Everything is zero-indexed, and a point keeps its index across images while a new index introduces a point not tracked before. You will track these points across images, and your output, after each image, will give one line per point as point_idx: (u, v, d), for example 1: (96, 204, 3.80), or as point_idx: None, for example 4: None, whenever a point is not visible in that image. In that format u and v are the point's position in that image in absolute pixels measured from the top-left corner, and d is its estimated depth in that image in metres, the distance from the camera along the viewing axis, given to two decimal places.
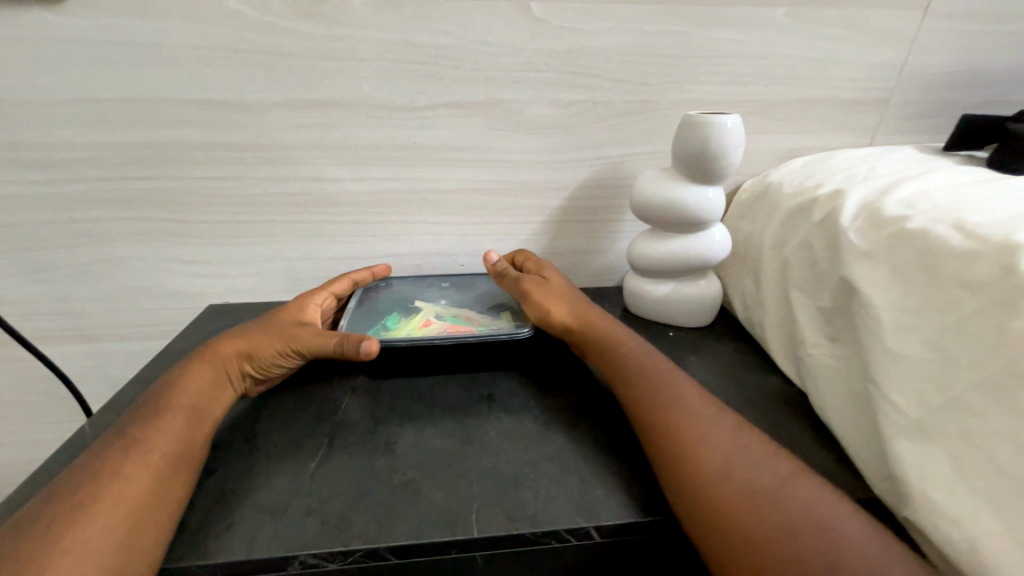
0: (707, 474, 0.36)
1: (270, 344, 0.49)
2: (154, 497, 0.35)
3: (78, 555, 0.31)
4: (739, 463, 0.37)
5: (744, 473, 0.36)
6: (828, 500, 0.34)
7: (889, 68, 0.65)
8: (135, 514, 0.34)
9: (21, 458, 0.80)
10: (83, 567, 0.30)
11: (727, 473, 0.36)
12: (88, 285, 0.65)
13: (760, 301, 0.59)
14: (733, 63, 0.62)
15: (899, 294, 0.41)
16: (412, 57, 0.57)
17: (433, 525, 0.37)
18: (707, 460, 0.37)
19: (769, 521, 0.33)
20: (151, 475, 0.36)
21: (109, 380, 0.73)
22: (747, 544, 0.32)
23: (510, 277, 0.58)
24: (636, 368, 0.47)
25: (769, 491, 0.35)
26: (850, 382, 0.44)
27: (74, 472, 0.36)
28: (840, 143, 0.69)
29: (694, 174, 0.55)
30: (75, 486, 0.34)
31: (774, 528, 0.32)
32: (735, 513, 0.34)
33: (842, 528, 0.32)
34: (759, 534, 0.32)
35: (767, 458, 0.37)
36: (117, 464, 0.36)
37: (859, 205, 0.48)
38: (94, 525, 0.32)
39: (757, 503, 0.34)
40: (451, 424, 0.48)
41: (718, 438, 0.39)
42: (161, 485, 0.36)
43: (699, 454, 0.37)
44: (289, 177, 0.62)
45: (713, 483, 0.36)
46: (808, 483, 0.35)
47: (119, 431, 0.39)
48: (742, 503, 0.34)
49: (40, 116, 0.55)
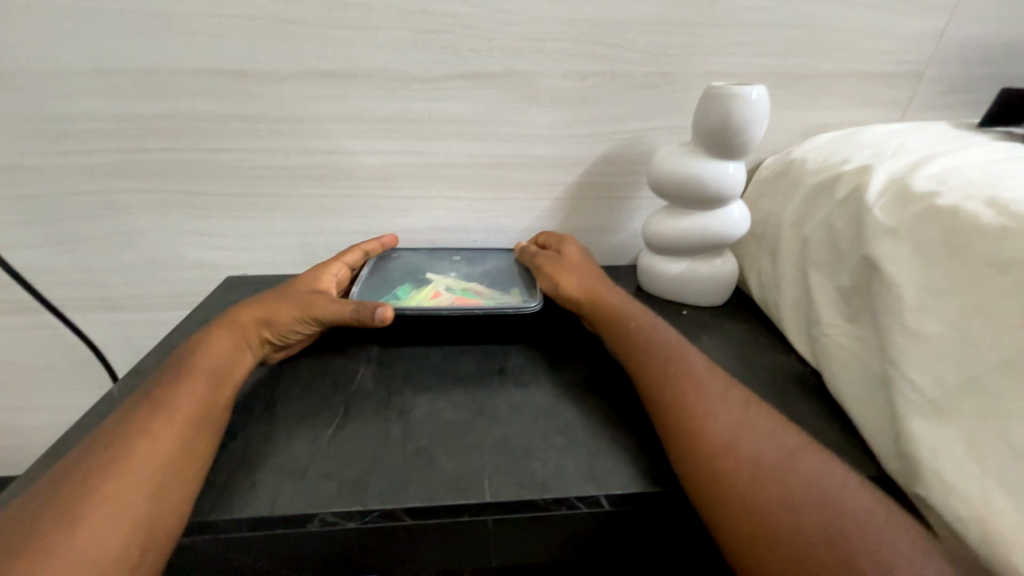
0: (715, 447, 0.36)
1: (286, 310, 0.50)
2: (182, 456, 0.37)
3: (110, 507, 0.32)
4: (747, 436, 0.37)
5: (751, 444, 0.36)
6: (837, 473, 0.34)
7: (925, 39, 0.62)
8: (162, 471, 0.35)
9: (54, 420, 0.83)
10: (117, 518, 0.32)
11: (735, 446, 0.36)
12: (112, 255, 0.67)
13: (776, 281, 0.58)
14: (759, 33, 0.60)
15: (923, 272, 0.40)
16: (427, 27, 0.56)
17: (445, 490, 0.38)
18: (715, 433, 0.37)
19: (776, 492, 0.33)
20: (177, 435, 0.38)
21: (134, 348, 0.75)
22: (753, 515, 0.33)
23: (527, 254, 0.62)
24: (645, 342, 0.47)
25: (777, 463, 0.35)
26: (866, 362, 0.44)
27: (106, 430, 0.38)
28: (867, 119, 0.67)
29: (714, 148, 0.54)
30: (107, 443, 0.36)
31: (780, 498, 0.33)
32: (741, 484, 0.34)
33: (849, 498, 0.32)
34: (765, 505, 0.33)
35: (776, 431, 0.37)
36: (144, 424, 0.38)
37: (886, 181, 0.47)
38: (124, 480, 0.34)
39: (764, 475, 0.34)
40: (463, 395, 0.49)
41: (727, 412, 0.39)
42: (186, 445, 0.37)
43: (707, 427, 0.38)
44: (304, 150, 0.62)
45: (720, 456, 0.36)
46: (817, 456, 0.35)
47: (147, 392, 0.41)
48: (750, 475, 0.34)
49: (61, 87, 0.56)
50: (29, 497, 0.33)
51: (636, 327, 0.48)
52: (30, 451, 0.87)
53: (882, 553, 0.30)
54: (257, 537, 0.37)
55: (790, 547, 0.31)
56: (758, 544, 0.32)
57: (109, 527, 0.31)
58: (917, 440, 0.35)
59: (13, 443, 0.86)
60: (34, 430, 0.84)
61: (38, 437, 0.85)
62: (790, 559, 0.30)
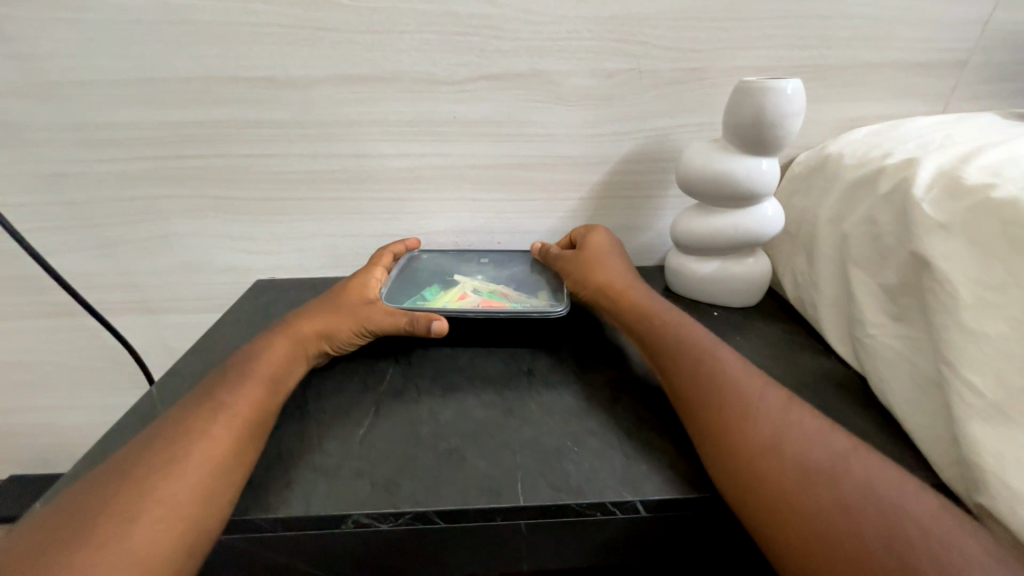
0: (759, 450, 0.35)
1: (345, 323, 0.51)
2: (232, 456, 0.37)
3: (163, 506, 0.33)
4: (794, 437, 0.35)
5: (798, 445, 0.35)
6: (894, 477, 0.32)
7: (970, 25, 0.59)
8: (214, 473, 0.35)
9: (92, 420, 0.86)
10: (167, 514, 0.32)
11: (781, 449, 0.35)
12: (148, 259, 0.69)
13: (813, 280, 0.56)
14: (791, 25, 0.58)
15: (978, 267, 0.38)
16: (453, 28, 0.56)
17: (478, 491, 0.38)
18: (758, 435, 0.36)
19: (829, 497, 0.31)
20: (230, 435, 0.38)
21: (169, 349, 0.78)
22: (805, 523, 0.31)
23: (555, 257, 0.61)
24: (685, 342, 0.45)
25: (827, 466, 0.33)
26: (917, 364, 0.41)
27: (163, 424, 0.39)
28: (905, 112, 0.64)
29: (747, 144, 0.52)
30: (167, 436, 0.37)
31: (831, 503, 0.31)
32: (788, 489, 0.33)
33: (909, 503, 0.30)
34: (816, 510, 0.31)
35: (823, 432, 0.35)
36: (199, 421, 0.38)
37: (934, 174, 0.45)
38: (178, 481, 0.34)
39: (813, 480, 0.33)
40: (492, 396, 0.48)
41: (770, 411, 0.37)
42: (237, 445, 0.38)
43: (750, 429, 0.36)
44: (332, 154, 0.63)
45: (764, 458, 0.34)
46: (868, 457, 0.34)
47: (204, 389, 0.42)
48: (797, 479, 0.33)
49: (104, 96, 0.58)
50: (80, 493, 0.33)
51: (676, 329, 0.46)
52: (70, 450, 0.90)
53: (951, 565, 0.27)
54: (290, 537, 0.37)
55: (848, 557, 0.29)
56: (811, 554, 0.30)
57: (158, 522, 0.32)
58: (979, 447, 0.33)
59: (54, 442, 0.89)
60: (73, 429, 0.87)
61: (77, 437, 0.88)
62: (849, 570, 0.29)
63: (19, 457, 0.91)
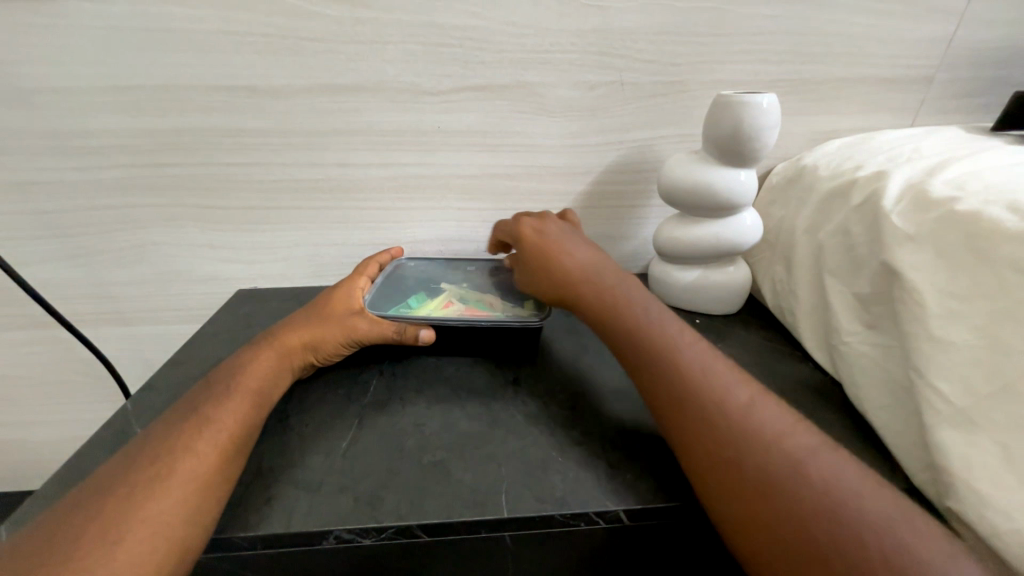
0: (726, 452, 0.35)
1: (332, 334, 0.50)
2: (218, 473, 0.36)
3: (149, 527, 0.32)
4: (759, 438, 0.35)
5: (763, 447, 0.35)
6: (854, 472, 0.33)
7: (936, 42, 0.62)
8: (201, 492, 0.35)
9: (63, 436, 0.84)
10: (152, 535, 0.32)
11: (745, 451, 0.35)
12: (125, 269, 0.68)
13: (791, 289, 0.57)
14: (768, 40, 0.60)
15: (946, 277, 0.39)
16: (438, 40, 0.57)
17: (464, 504, 0.38)
18: (729, 428, 0.36)
19: (792, 503, 0.32)
20: (216, 451, 0.37)
21: (145, 361, 0.76)
22: (767, 528, 0.32)
23: (516, 273, 0.58)
24: (653, 338, 0.43)
25: (791, 469, 0.33)
26: (890, 370, 0.43)
27: (146, 442, 0.37)
28: (876, 124, 0.66)
29: (725, 156, 0.54)
30: (149, 456, 0.36)
31: (793, 508, 0.31)
32: (759, 485, 0.33)
33: (868, 504, 0.31)
34: (780, 517, 0.32)
35: (789, 427, 0.36)
36: (184, 439, 0.37)
37: (903, 187, 0.46)
38: (165, 501, 0.33)
39: (778, 484, 0.33)
40: (477, 407, 0.48)
41: (736, 410, 0.37)
42: (224, 463, 0.37)
43: (722, 421, 0.36)
44: (315, 163, 0.63)
45: (737, 453, 0.35)
46: (829, 456, 0.34)
47: (188, 405, 0.41)
48: (760, 485, 0.33)
49: (79, 103, 0.57)
50: (60, 515, 0.32)
51: (642, 325, 0.45)
52: (40, 466, 0.87)
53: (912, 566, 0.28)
54: (272, 555, 0.37)
55: (806, 562, 0.30)
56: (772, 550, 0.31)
57: (142, 543, 0.31)
58: (948, 451, 0.34)
59: (24, 458, 0.86)
60: (43, 445, 0.84)
61: (47, 453, 0.85)
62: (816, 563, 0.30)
63: None
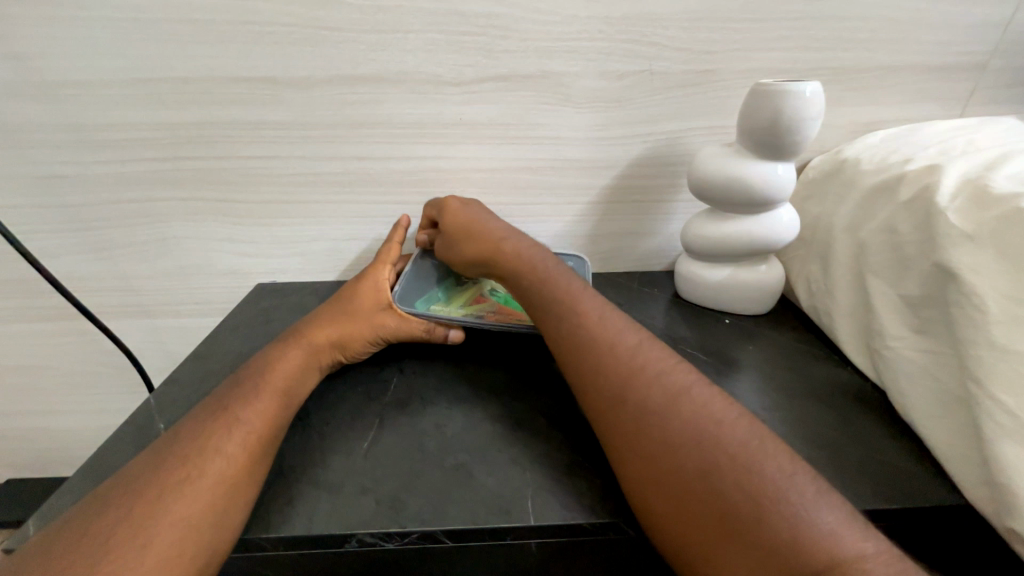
0: (607, 399, 0.37)
1: (360, 332, 0.50)
2: (244, 472, 0.36)
3: (178, 529, 0.31)
4: (638, 377, 0.36)
5: (638, 391, 0.36)
6: (720, 407, 0.33)
7: (991, 26, 0.58)
8: (228, 493, 0.34)
9: (87, 425, 0.85)
10: (180, 536, 0.31)
11: (623, 396, 0.36)
12: (147, 262, 0.68)
13: (828, 289, 0.54)
14: (807, 26, 0.56)
15: (1009, 280, 0.36)
16: (460, 28, 0.55)
17: (488, 510, 0.36)
18: (606, 374, 0.38)
19: (658, 439, 0.33)
20: (242, 451, 0.37)
21: (166, 354, 0.76)
22: (640, 461, 0.33)
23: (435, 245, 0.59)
24: (554, 289, 0.45)
25: (664, 403, 0.34)
26: (940, 378, 0.40)
27: (172, 441, 0.37)
28: (922, 115, 0.63)
29: (763, 149, 0.51)
30: (177, 455, 0.35)
31: (660, 445, 0.33)
32: (630, 425, 0.35)
33: (728, 429, 0.32)
34: (650, 455, 0.33)
35: (666, 370, 0.36)
36: (210, 439, 0.37)
37: (958, 183, 0.43)
38: (193, 502, 0.33)
39: (648, 422, 0.34)
40: (499, 408, 0.47)
41: (621, 352, 0.38)
42: (251, 462, 0.37)
43: (601, 367, 0.38)
44: (335, 156, 0.62)
45: (612, 401, 0.36)
46: (705, 393, 0.35)
47: (215, 402, 0.40)
48: (636, 419, 0.34)
49: (101, 96, 0.57)
50: (86, 516, 0.32)
51: (545, 279, 0.47)
52: (66, 454, 0.89)
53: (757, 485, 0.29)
54: (294, 556, 0.36)
55: (665, 493, 0.31)
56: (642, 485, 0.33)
57: (171, 545, 0.31)
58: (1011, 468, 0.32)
59: (50, 446, 0.88)
60: (68, 433, 0.86)
61: (72, 441, 0.87)
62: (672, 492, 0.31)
63: (15, 461, 0.90)
